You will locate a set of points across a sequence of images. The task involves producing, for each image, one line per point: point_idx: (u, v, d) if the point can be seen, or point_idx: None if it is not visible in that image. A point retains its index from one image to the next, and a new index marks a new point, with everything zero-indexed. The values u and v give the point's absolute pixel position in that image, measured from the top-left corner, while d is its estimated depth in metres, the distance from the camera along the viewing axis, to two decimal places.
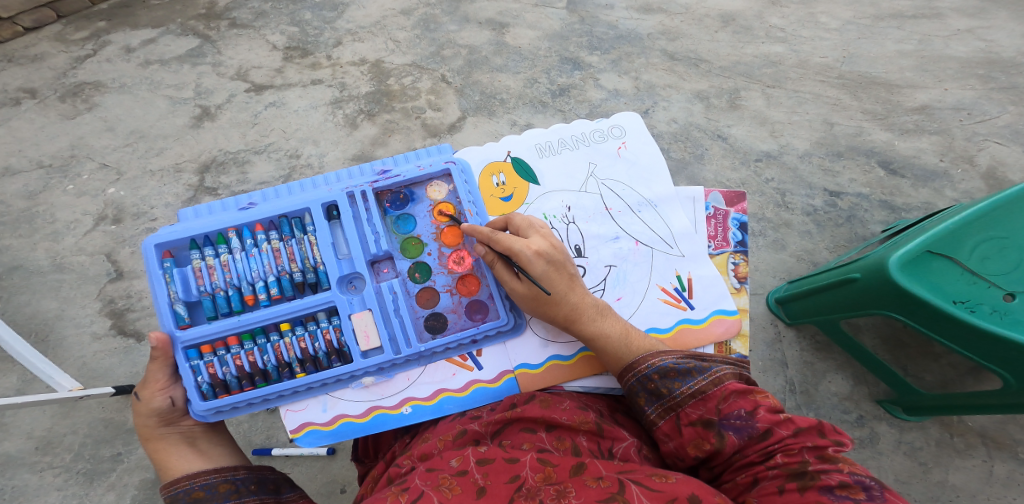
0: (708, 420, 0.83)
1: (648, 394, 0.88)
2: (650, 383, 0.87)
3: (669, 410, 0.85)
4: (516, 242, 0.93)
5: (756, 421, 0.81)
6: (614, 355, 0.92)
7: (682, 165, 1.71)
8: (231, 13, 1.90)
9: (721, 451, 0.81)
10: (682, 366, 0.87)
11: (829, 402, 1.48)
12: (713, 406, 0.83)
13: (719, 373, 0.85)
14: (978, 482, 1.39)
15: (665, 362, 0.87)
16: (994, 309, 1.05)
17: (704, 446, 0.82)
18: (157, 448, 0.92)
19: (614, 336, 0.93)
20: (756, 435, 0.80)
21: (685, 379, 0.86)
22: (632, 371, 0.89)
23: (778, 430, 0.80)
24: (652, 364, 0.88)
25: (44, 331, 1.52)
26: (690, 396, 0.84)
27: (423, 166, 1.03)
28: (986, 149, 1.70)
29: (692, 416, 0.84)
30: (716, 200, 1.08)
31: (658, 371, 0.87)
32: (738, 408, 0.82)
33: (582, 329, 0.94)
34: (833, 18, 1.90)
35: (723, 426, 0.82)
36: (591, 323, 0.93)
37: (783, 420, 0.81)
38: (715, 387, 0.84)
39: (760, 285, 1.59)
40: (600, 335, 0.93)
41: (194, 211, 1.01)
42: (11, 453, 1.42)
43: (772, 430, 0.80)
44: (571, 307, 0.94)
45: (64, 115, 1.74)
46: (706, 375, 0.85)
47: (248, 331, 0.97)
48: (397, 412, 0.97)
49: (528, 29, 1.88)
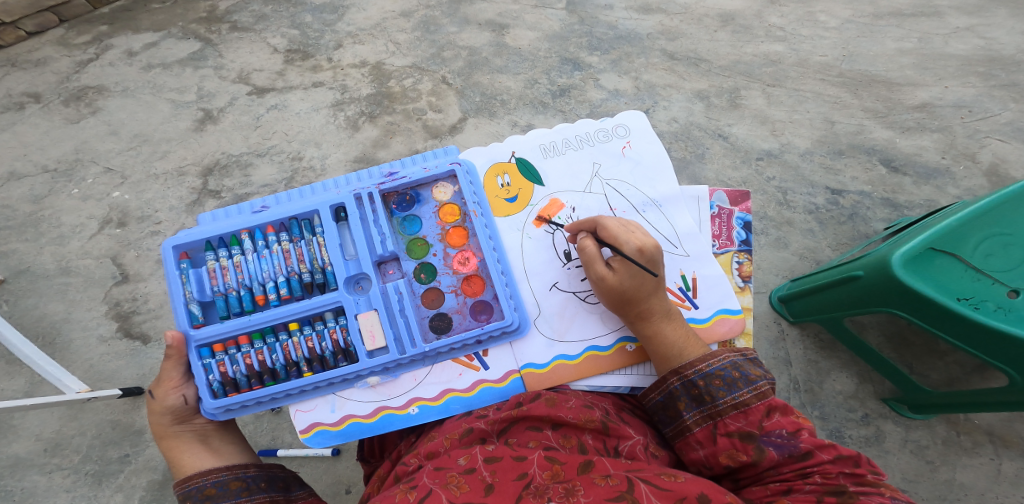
0: (747, 433, 0.84)
1: (689, 400, 0.90)
2: (694, 389, 0.89)
3: (707, 418, 0.87)
4: (621, 237, 0.96)
5: (797, 442, 0.82)
6: (661, 357, 0.94)
7: (683, 164, 1.71)
8: (232, 17, 1.91)
9: (757, 463, 0.82)
10: (728, 375, 0.88)
11: (834, 401, 1.49)
12: (755, 420, 0.85)
13: (763, 387, 0.87)
14: (986, 480, 1.40)
15: (713, 368, 0.89)
16: (999, 306, 1.05)
17: (739, 457, 0.84)
18: (170, 446, 0.93)
19: (672, 341, 0.94)
20: (796, 454, 0.82)
21: (730, 390, 0.87)
22: (678, 374, 0.91)
23: (819, 453, 0.81)
24: (698, 369, 0.90)
25: (51, 335, 1.53)
26: (733, 407, 0.86)
27: (429, 168, 1.05)
28: (988, 146, 1.70)
29: (730, 426, 0.85)
30: (720, 199, 1.10)
31: (703, 378, 0.89)
32: (780, 428, 0.84)
33: (645, 327, 0.95)
34: (832, 17, 1.91)
35: (763, 441, 0.83)
36: (654, 323, 0.95)
37: (825, 445, 0.82)
38: (759, 400, 0.86)
39: (762, 283, 1.59)
40: (658, 335, 0.94)
41: (211, 215, 1.03)
42: (20, 456, 1.42)
43: (812, 453, 0.81)
44: (648, 306, 0.95)
45: (68, 120, 1.75)
46: (751, 388, 0.87)
47: (259, 330, 0.97)
48: (404, 413, 0.98)
49: (528, 30, 1.89)
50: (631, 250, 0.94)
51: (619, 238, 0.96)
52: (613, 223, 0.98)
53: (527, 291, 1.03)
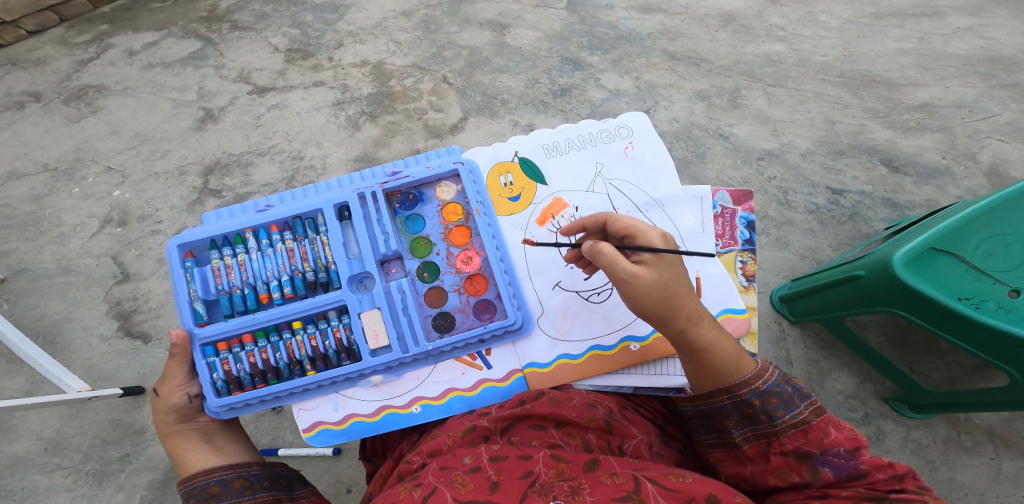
0: (804, 453, 0.80)
1: (740, 418, 0.84)
2: (748, 408, 0.84)
3: (760, 436, 0.83)
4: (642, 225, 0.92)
5: (856, 462, 0.78)
6: (718, 369, 0.86)
7: (684, 164, 1.71)
8: (232, 16, 1.91)
9: (811, 484, 0.78)
10: (786, 392, 0.83)
11: (835, 400, 1.49)
12: (814, 439, 0.80)
13: (823, 406, 0.82)
14: (986, 480, 1.40)
15: (769, 386, 0.84)
16: (999, 305, 1.06)
17: (792, 477, 0.79)
18: (174, 444, 0.93)
19: (725, 350, 0.87)
20: (853, 475, 0.77)
21: (789, 408, 0.82)
22: (730, 393, 0.85)
23: (875, 472, 0.77)
24: (754, 388, 0.84)
25: (52, 334, 1.53)
26: (791, 426, 0.81)
27: (433, 167, 1.05)
28: (988, 147, 1.71)
29: (786, 445, 0.81)
30: (723, 199, 1.10)
31: (760, 397, 0.83)
32: (839, 446, 0.79)
33: (698, 334, 0.87)
34: (833, 17, 1.91)
35: (819, 461, 0.79)
36: (702, 329, 0.87)
37: (884, 464, 0.78)
38: (818, 418, 0.81)
39: (764, 283, 1.60)
40: (711, 344, 0.86)
41: (215, 213, 1.03)
42: (21, 455, 1.42)
43: (869, 473, 0.77)
44: (690, 308, 0.88)
45: (69, 119, 1.75)
46: (809, 405, 0.82)
47: (262, 329, 0.97)
48: (407, 411, 0.98)
49: (528, 30, 1.89)
50: (658, 240, 0.90)
51: (639, 227, 0.92)
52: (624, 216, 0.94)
53: (530, 290, 1.03)
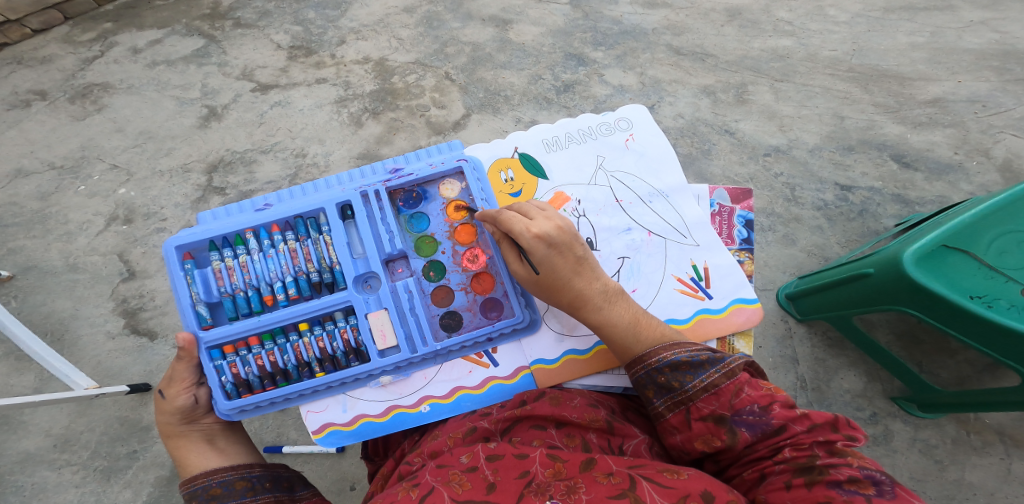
0: (720, 416, 0.80)
1: (657, 388, 0.85)
2: (660, 377, 0.84)
3: (679, 404, 0.83)
4: (514, 225, 0.91)
5: (770, 417, 0.79)
6: (619, 345, 0.90)
7: (689, 160, 1.70)
8: (235, 13, 1.90)
9: (733, 447, 0.79)
10: (695, 359, 0.83)
11: (842, 399, 1.48)
12: (726, 401, 0.80)
13: (731, 366, 0.82)
14: (996, 479, 1.39)
15: (678, 356, 0.84)
16: (1012, 304, 1.04)
17: (715, 442, 0.80)
18: (176, 445, 0.92)
19: (621, 326, 0.90)
20: (769, 431, 0.78)
21: (697, 372, 0.82)
22: (642, 363, 0.86)
23: (792, 426, 0.78)
24: (663, 357, 0.85)
25: (60, 331, 1.53)
26: (702, 390, 0.81)
27: (435, 164, 1.04)
28: (1002, 141, 1.68)
29: (703, 410, 0.81)
30: (721, 197, 1.09)
31: (669, 365, 0.84)
32: (752, 404, 0.79)
33: (589, 316, 0.92)
34: (842, 11, 1.89)
35: (735, 422, 0.79)
36: (598, 310, 0.91)
37: (798, 416, 0.78)
38: (728, 380, 0.81)
39: (770, 280, 1.58)
40: (607, 322, 0.91)
41: (211, 213, 1.02)
42: (30, 452, 1.42)
43: (785, 426, 0.78)
44: (576, 295, 0.91)
45: (74, 117, 1.74)
46: (719, 368, 0.82)
47: (268, 331, 0.97)
48: (416, 411, 0.97)
49: (531, 26, 1.87)
50: (528, 243, 0.90)
51: (513, 231, 0.91)
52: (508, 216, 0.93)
53: None
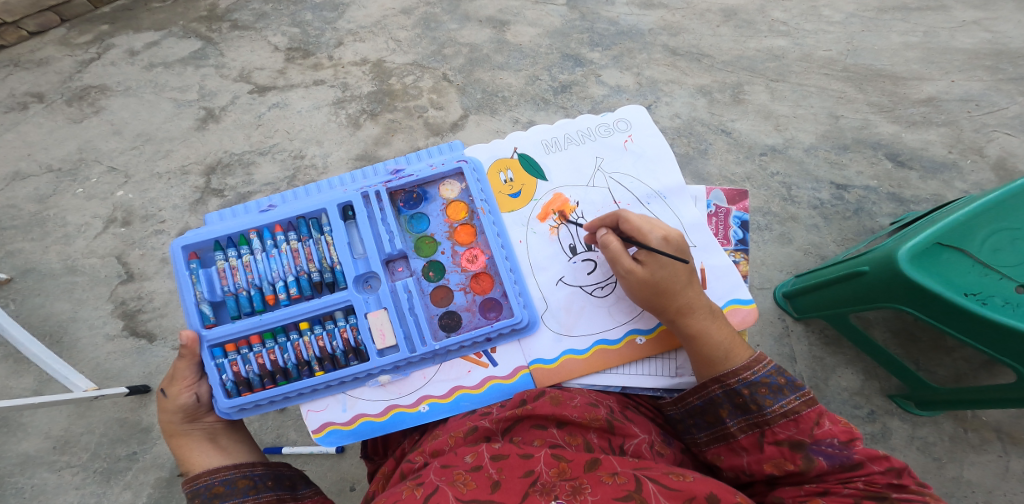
0: (797, 442, 0.82)
1: (732, 408, 0.88)
2: (738, 398, 0.87)
3: (753, 426, 0.86)
4: (644, 225, 0.96)
5: (849, 452, 0.81)
6: (707, 358, 0.92)
7: (686, 160, 1.71)
8: (232, 15, 1.90)
9: (805, 472, 0.81)
10: (775, 382, 0.86)
11: (839, 397, 1.49)
12: (805, 428, 0.83)
13: (811, 396, 0.85)
14: (994, 477, 1.40)
15: (758, 377, 0.87)
16: (1007, 301, 1.05)
17: (786, 466, 0.82)
18: (179, 444, 0.93)
19: (717, 341, 0.92)
20: (846, 464, 0.80)
21: (777, 398, 0.85)
22: (721, 382, 0.89)
23: (870, 464, 0.80)
24: (743, 378, 0.88)
25: (59, 333, 1.53)
26: (781, 415, 0.84)
27: (436, 165, 1.05)
28: (995, 140, 1.70)
29: (779, 435, 0.84)
30: (717, 198, 1.10)
31: (749, 386, 0.87)
32: (832, 437, 0.82)
33: (687, 324, 0.93)
34: (836, 11, 1.90)
35: (812, 450, 0.81)
36: (699, 321, 0.93)
37: (878, 456, 0.80)
38: (808, 408, 0.84)
39: (767, 279, 1.59)
40: (702, 333, 0.92)
41: (218, 215, 1.03)
42: (30, 453, 1.43)
43: (863, 463, 0.80)
44: (685, 302, 0.93)
45: (72, 119, 1.74)
46: (798, 395, 0.85)
47: (270, 330, 0.97)
48: (414, 411, 0.97)
49: (528, 27, 1.88)
50: (657, 241, 0.94)
51: (643, 229, 0.95)
52: (635, 216, 0.97)
53: (534, 286, 1.03)
